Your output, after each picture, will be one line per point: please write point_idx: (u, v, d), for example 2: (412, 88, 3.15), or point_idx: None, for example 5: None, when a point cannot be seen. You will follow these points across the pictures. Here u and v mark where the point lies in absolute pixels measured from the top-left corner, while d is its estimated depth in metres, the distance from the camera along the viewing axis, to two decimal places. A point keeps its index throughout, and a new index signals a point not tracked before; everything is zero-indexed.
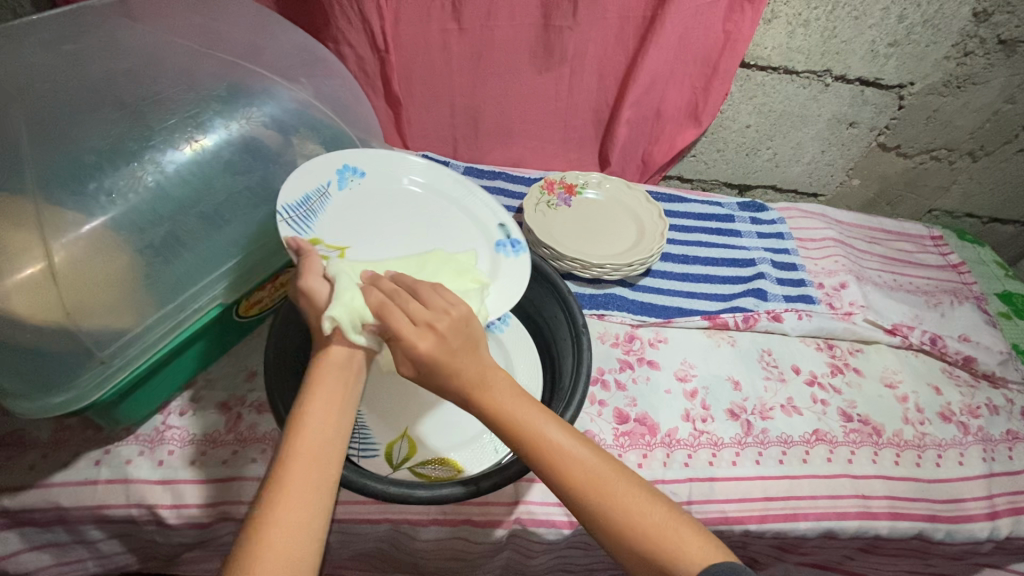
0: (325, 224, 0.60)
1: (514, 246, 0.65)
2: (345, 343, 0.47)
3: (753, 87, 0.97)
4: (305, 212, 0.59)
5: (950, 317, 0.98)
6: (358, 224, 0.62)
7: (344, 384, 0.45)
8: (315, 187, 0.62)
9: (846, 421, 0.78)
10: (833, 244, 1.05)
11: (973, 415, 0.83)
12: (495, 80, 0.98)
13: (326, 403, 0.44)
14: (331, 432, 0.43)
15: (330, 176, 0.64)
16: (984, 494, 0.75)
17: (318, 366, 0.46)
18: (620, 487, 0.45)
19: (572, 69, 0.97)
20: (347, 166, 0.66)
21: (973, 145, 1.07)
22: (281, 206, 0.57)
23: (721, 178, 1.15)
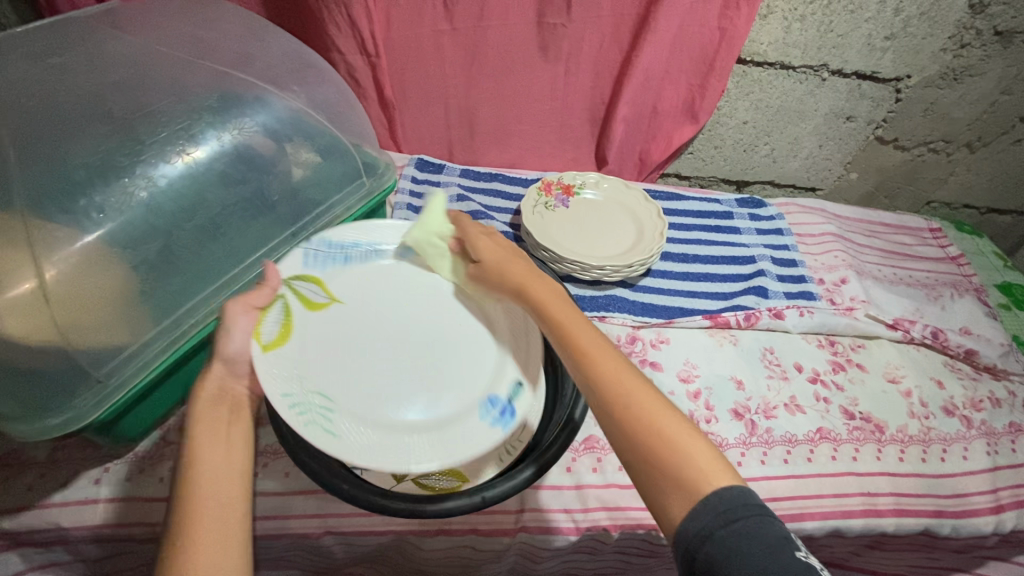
0: (341, 277, 0.63)
1: (505, 413, 0.54)
2: (220, 370, 0.52)
3: (750, 83, 0.97)
4: (332, 256, 0.64)
5: (951, 310, 0.97)
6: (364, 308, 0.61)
7: (224, 420, 0.48)
8: (370, 241, 0.67)
9: (849, 418, 0.78)
10: (832, 239, 1.04)
11: (976, 408, 0.83)
12: (490, 81, 0.97)
13: (209, 442, 0.47)
14: (221, 463, 0.46)
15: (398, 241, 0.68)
16: (989, 489, 0.75)
17: (204, 404, 0.49)
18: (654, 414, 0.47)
19: (568, 68, 0.96)
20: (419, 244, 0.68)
21: (970, 136, 1.07)
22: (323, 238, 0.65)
23: (719, 174, 1.15)
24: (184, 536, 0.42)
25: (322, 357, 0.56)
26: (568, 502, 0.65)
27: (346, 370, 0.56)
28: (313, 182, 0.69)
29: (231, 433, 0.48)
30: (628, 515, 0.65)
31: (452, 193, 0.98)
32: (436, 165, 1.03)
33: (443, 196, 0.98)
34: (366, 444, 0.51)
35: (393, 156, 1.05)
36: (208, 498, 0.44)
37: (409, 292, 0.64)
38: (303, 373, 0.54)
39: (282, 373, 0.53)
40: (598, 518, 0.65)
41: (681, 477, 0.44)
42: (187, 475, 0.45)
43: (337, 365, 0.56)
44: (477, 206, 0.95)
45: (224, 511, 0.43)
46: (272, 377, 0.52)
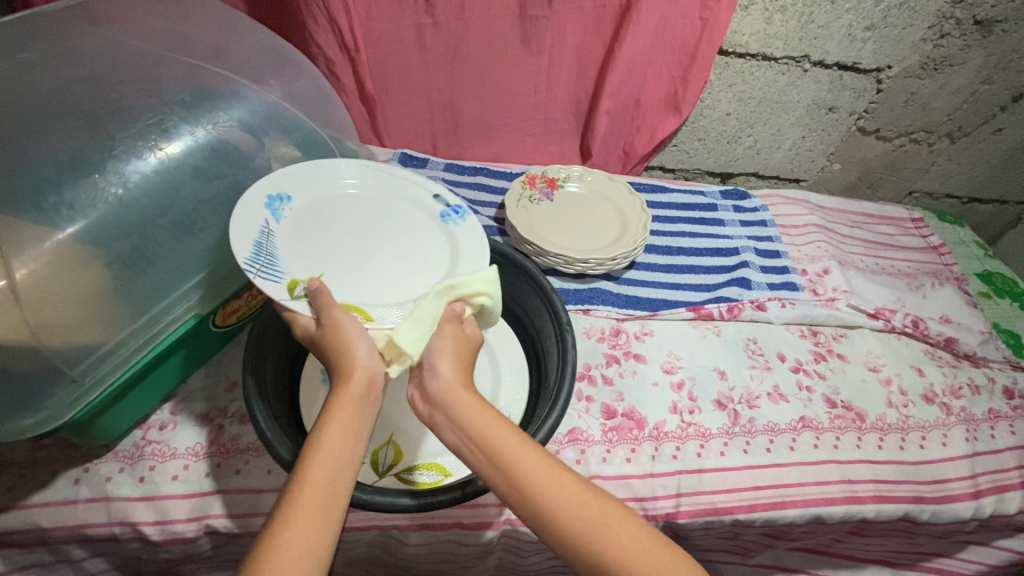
0: (293, 263, 0.58)
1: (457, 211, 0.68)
2: (368, 366, 0.48)
3: (732, 75, 0.97)
4: (268, 259, 0.55)
5: (931, 299, 0.99)
6: (325, 250, 0.61)
7: (361, 414, 0.46)
8: (259, 228, 0.57)
9: (831, 406, 0.79)
10: (815, 230, 1.05)
11: (955, 396, 0.84)
12: (473, 74, 0.97)
13: (339, 439, 0.43)
14: (345, 456, 0.43)
15: (264, 215, 0.59)
16: (967, 474, 0.76)
17: (349, 398, 0.46)
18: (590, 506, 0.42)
19: (551, 61, 0.96)
20: (271, 195, 0.61)
21: (951, 126, 1.07)
22: (244, 258, 0.53)
23: (704, 167, 1.15)
24: (287, 521, 0.39)
25: (356, 294, 0.58)
26: None
27: (383, 275, 0.61)
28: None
29: (365, 433, 0.45)
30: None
31: None
32: (420, 159, 1.03)
33: None
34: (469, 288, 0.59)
35: (375, 151, 1.04)
36: (322, 489, 0.41)
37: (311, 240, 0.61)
38: (388, 305, 0.58)
39: (397, 318, 0.56)
40: None
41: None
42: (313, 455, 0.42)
43: (381, 281, 0.60)
44: None
45: (328, 510, 0.40)
46: (398, 324, 0.55)
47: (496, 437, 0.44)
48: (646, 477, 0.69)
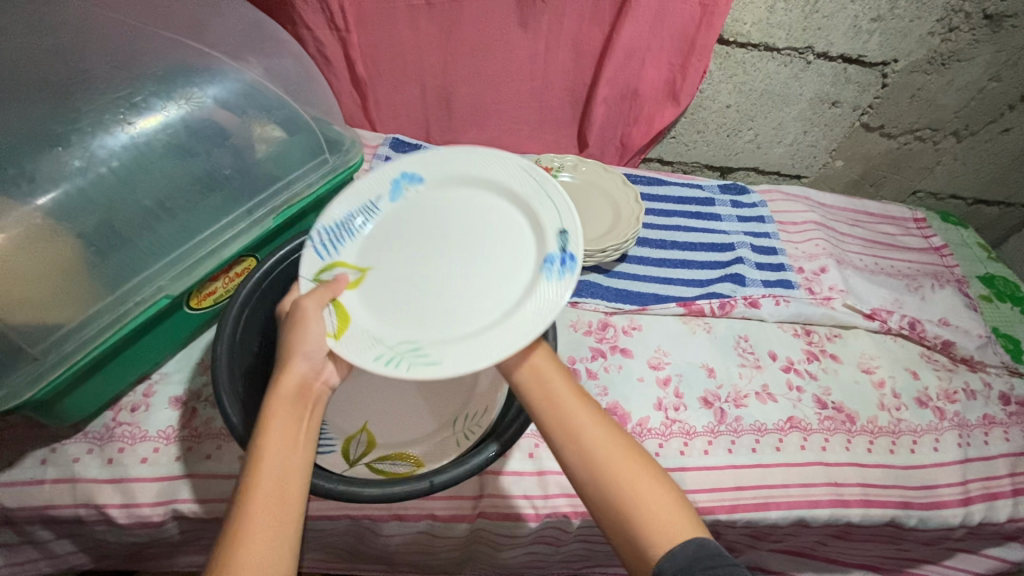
0: (359, 247, 0.62)
1: (567, 262, 0.56)
2: (302, 369, 0.51)
3: (732, 65, 0.94)
4: (340, 235, 0.61)
5: (930, 301, 0.96)
6: (394, 246, 0.62)
7: (299, 417, 0.49)
8: (362, 204, 0.63)
9: (822, 407, 0.77)
10: (814, 227, 1.03)
11: (950, 400, 0.82)
12: (467, 58, 0.95)
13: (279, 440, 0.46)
14: (293, 459, 0.46)
15: (383, 188, 0.64)
16: (958, 481, 0.74)
17: (280, 401, 0.49)
18: (629, 466, 0.48)
19: (547, 46, 0.94)
20: (404, 174, 0.65)
21: (958, 124, 1.04)
22: (318, 226, 0.61)
23: (703, 160, 1.12)
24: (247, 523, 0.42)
25: (377, 315, 0.57)
26: (529, 488, 0.64)
27: (419, 309, 0.58)
28: (274, 156, 0.67)
29: (308, 433, 0.48)
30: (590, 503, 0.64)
31: None
32: (412, 144, 1.02)
33: None
34: (466, 351, 0.52)
35: (366, 134, 1.03)
36: (275, 488, 0.44)
37: (405, 226, 0.63)
38: (378, 337, 0.55)
39: (367, 350, 0.53)
40: (558, 505, 0.64)
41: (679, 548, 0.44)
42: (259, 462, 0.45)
43: (415, 309, 0.58)
44: None
45: (283, 506, 0.44)
46: (357, 359, 0.52)
47: (559, 390, 0.51)
48: None
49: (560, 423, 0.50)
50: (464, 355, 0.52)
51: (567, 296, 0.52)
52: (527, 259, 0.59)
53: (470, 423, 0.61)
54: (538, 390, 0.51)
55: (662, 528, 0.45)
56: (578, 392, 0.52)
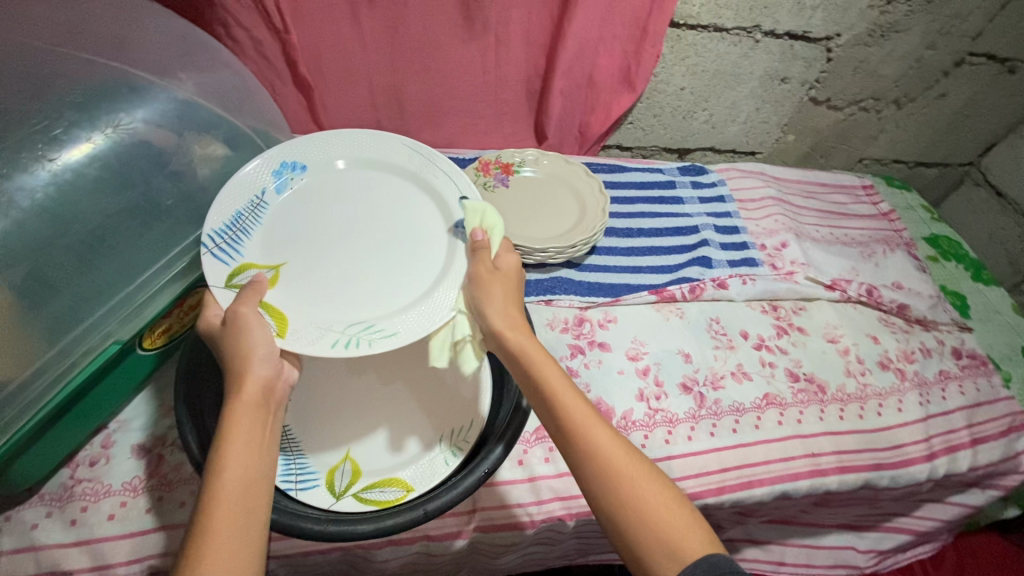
0: (261, 243, 0.59)
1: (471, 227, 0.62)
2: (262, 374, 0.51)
3: (684, 48, 0.94)
4: (237, 233, 0.58)
5: (884, 266, 1.00)
6: (306, 229, 0.61)
7: (261, 425, 0.49)
8: (248, 201, 0.60)
9: (794, 380, 0.80)
10: (771, 203, 1.06)
11: (908, 360, 0.86)
12: (417, 54, 0.92)
13: (245, 448, 0.47)
14: (253, 470, 0.46)
15: (267, 182, 0.62)
16: (922, 437, 0.78)
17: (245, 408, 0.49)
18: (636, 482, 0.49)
19: (498, 36, 0.92)
20: (286, 162, 0.63)
21: (898, 93, 1.08)
22: (209, 232, 0.57)
23: (661, 143, 1.12)
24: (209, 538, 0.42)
25: (309, 299, 0.57)
26: (522, 496, 0.64)
27: (347, 289, 0.59)
28: (220, 179, 0.63)
29: (268, 442, 0.48)
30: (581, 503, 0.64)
31: None
32: None
33: None
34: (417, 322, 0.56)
35: None
36: (236, 504, 0.44)
37: (310, 216, 0.62)
38: (324, 325, 0.56)
39: (315, 340, 0.54)
40: (553, 509, 0.64)
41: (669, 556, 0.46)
42: (219, 473, 0.45)
43: (344, 281, 0.59)
44: None
45: (247, 513, 0.44)
46: (312, 349, 0.53)
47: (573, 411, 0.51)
48: None
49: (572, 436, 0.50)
50: (420, 322, 0.56)
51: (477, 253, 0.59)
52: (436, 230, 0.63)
53: (456, 441, 0.60)
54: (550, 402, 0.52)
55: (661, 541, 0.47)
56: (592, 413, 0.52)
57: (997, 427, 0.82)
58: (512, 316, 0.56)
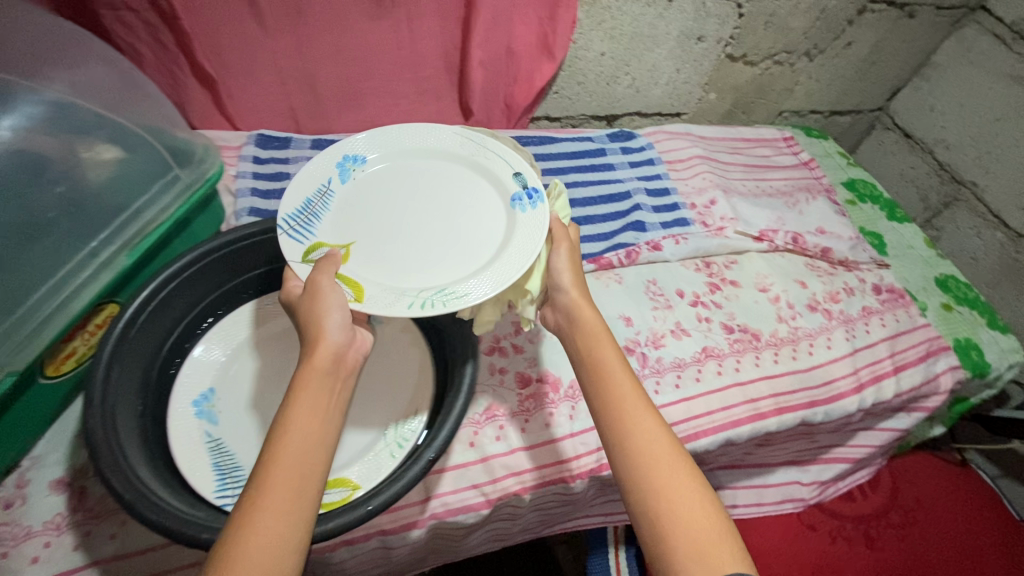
0: (329, 226, 0.62)
1: (533, 198, 0.64)
2: (334, 344, 0.50)
3: (600, 11, 0.93)
4: (308, 217, 0.61)
5: (807, 214, 1.05)
6: (373, 215, 0.64)
7: (330, 388, 0.48)
8: (316, 188, 0.63)
9: (729, 332, 0.83)
10: (699, 162, 1.08)
11: (834, 300, 0.91)
12: (324, 34, 0.87)
13: (309, 411, 0.46)
14: (317, 434, 0.45)
15: (331, 173, 0.65)
16: (850, 371, 0.83)
17: (317, 375, 0.48)
18: (675, 471, 0.49)
19: (409, 10, 0.89)
20: (346, 156, 0.67)
21: (808, 45, 1.11)
22: (282, 216, 0.59)
23: (589, 111, 1.12)
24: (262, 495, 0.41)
25: (381, 272, 0.60)
26: (475, 477, 0.63)
27: (420, 261, 0.61)
28: (118, 181, 0.60)
29: (333, 407, 0.47)
30: (541, 473, 0.65)
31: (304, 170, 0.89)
32: (282, 138, 0.93)
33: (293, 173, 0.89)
34: (491, 278, 0.58)
35: (227, 135, 0.92)
36: (296, 470, 0.43)
37: (377, 203, 0.66)
38: (400, 290, 0.58)
39: (393, 302, 0.56)
40: (508, 486, 0.64)
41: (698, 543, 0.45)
42: (283, 433, 0.44)
43: (411, 257, 0.62)
44: None
45: (304, 483, 0.43)
46: (393, 310, 0.54)
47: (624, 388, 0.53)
48: (569, 438, 0.68)
49: (616, 408, 0.52)
50: (493, 279, 0.58)
51: (545, 223, 0.61)
52: (496, 204, 0.66)
53: (402, 432, 0.60)
54: (598, 378, 0.54)
55: (692, 534, 0.46)
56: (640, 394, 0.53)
57: (916, 352, 0.88)
58: (583, 295, 0.60)
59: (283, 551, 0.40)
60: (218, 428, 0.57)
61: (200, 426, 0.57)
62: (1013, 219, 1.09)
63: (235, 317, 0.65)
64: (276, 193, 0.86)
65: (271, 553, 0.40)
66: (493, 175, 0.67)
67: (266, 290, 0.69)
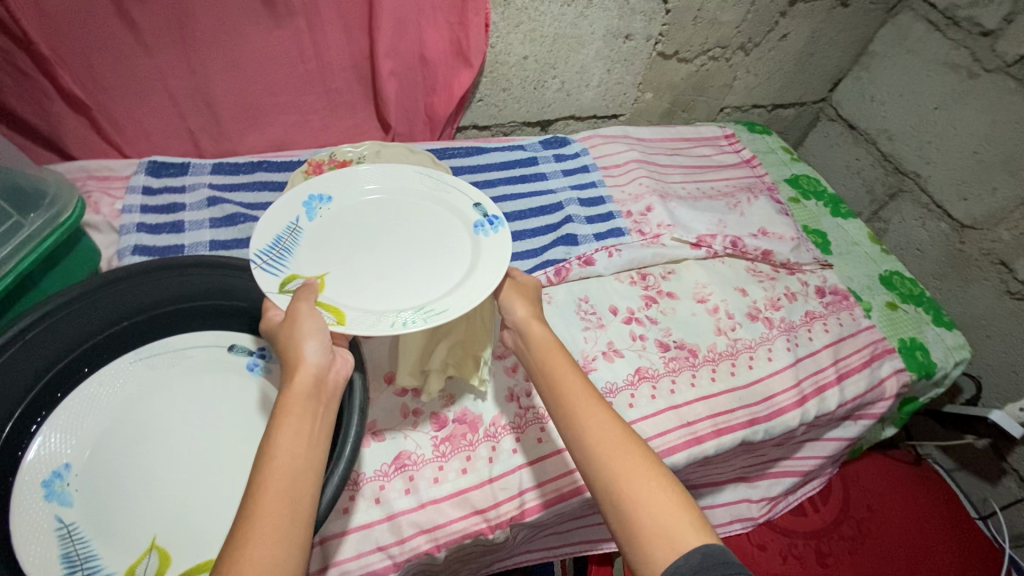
0: (303, 261, 0.58)
1: (494, 222, 0.63)
2: (312, 369, 0.47)
3: (516, 13, 0.88)
4: (280, 252, 0.57)
5: (748, 215, 1.01)
6: (341, 249, 0.61)
7: (312, 414, 0.45)
8: (285, 224, 0.59)
9: (665, 350, 0.78)
10: (635, 166, 1.04)
11: (775, 307, 0.87)
12: (214, 49, 0.80)
13: (295, 436, 0.43)
14: (302, 457, 0.42)
15: (298, 210, 0.61)
16: (792, 383, 0.78)
17: (298, 400, 0.45)
18: (637, 460, 0.48)
19: (308, 19, 0.82)
20: (313, 193, 0.64)
21: (741, 39, 1.07)
22: (254, 252, 0.55)
23: (519, 118, 1.06)
24: (250, 523, 0.39)
25: (353, 300, 0.56)
26: (381, 538, 0.57)
27: (390, 287, 0.59)
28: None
29: (318, 433, 0.44)
30: (544, 489, 0.63)
31: (200, 199, 0.82)
32: (178, 164, 0.86)
33: (188, 203, 0.81)
34: (467, 296, 0.55)
35: (115, 163, 0.83)
36: (281, 498, 0.40)
37: (342, 236, 0.62)
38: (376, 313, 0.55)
39: (373, 324, 0.53)
40: (417, 544, 0.58)
41: (667, 529, 0.45)
42: (267, 458, 0.42)
43: (384, 283, 0.59)
44: (233, 207, 0.81)
45: (294, 510, 0.40)
46: (374, 331, 0.52)
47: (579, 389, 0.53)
48: (487, 483, 0.62)
49: (571, 410, 0.52)
50: (469, 296, 0.55)
51: (511, 243, 0.60)
52: (461, 230, 0.64)
53: None
54: (552, 384, 0.54)
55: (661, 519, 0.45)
56: (593, 393, 0.53)
57: (860, 357, 0.84)
58: (534, 310, 0.61)
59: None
60: (72, 510, 0.50)
61: (49, 510, 0.50)
62: (956, 209, 1.06)
63: (98, 378, 0.57)
64: (167, 226, 0.78)
65: None
66: (454, 204, 0.66)
67: (132, 346, 0.61)
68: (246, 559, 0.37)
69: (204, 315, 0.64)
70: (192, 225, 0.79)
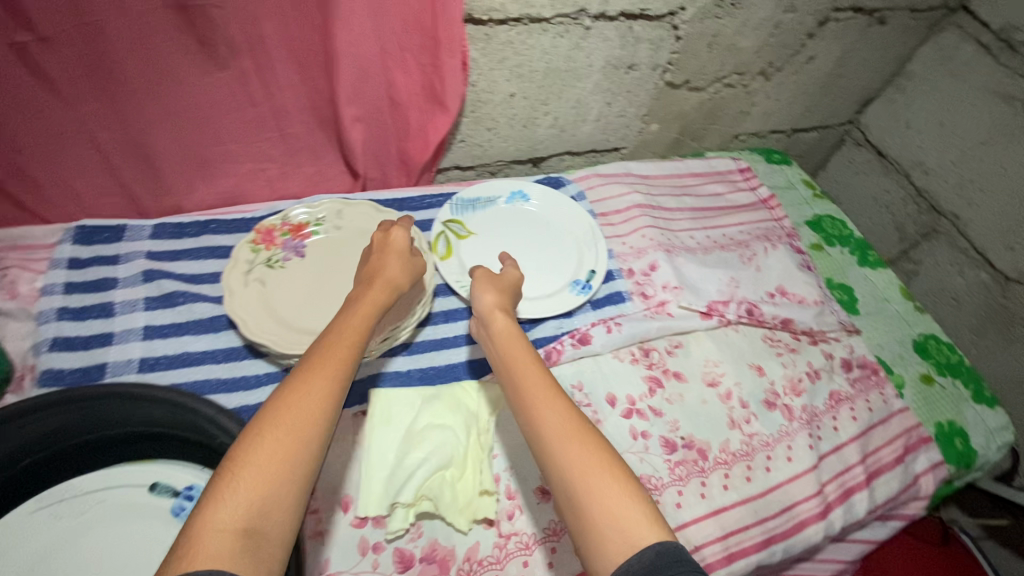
0: (475, 219, 0.84)
1: (584, 288, 0.78)
2: (383, 282, 0.55)
3: (499, 48, 0.75)
4: (466, 207, 0.85)
5: (765, 270, 0.89)
6: (500, 227, 0.84)
7: (349, 307, 0.51)
8: (490, 197, 0.87)
9: (671, 451, 0.68)
10: (638, 213, 0.91)
11: (796, 393, 0.76)
12: (151, 97, 0.66)
13: (349, 314, 0.50)
14: (357, 330, 0.49)
15: (505, 194, 0.87)
16: (815, 491, 0.68)
17: (359, 292, 0.53)
18: (581, 443, 0.45)
19: (256, 59, 0.68)
20: (522, 192, 0.88)
21: (762, 64, 0.94)
22: (459, 195, 0.85)
23: (507, 156, 0.94)
24: (298, 370, 0.44)
25: (469, 254, 0.80)
26: None
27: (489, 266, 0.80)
28: None
29: (368, 318, 0.51)
30: None
31: (134, 275, 0.70)
32: (113, 228, 0.73)
33: (121, 277, 0.70)
34: None
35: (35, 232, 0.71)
36: (330, 354, 0.46)
37: (510, 220, 0.86)
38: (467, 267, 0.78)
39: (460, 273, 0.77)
40: None
41: (604, 512, 0.42)
42: (335, 327, 0.49)
43: (490, 258, 0.81)
44: (173, 286, 0.71)
45: (341, 363, 0.45)
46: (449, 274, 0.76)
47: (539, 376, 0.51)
48: None
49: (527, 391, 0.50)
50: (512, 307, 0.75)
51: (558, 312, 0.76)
52: (563, 276, 0.80)
53: None
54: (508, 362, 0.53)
55: (604, 505, 0.42)
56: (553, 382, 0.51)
57: (892, 452, 0.74)
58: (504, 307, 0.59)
59: (290, 466, 0.39)
60: None
61: None
62: (1001, 259, 0.96)
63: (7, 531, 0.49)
64: (96, 311, 0.67)
65: (293, 416, 0.41)
66: (578, 258, 0.83)
67: (86, 467, 0.55)
68: (290, 386, 0.43)
69: (125, 440, 0.54)
70: (124, 306, 0.68)
